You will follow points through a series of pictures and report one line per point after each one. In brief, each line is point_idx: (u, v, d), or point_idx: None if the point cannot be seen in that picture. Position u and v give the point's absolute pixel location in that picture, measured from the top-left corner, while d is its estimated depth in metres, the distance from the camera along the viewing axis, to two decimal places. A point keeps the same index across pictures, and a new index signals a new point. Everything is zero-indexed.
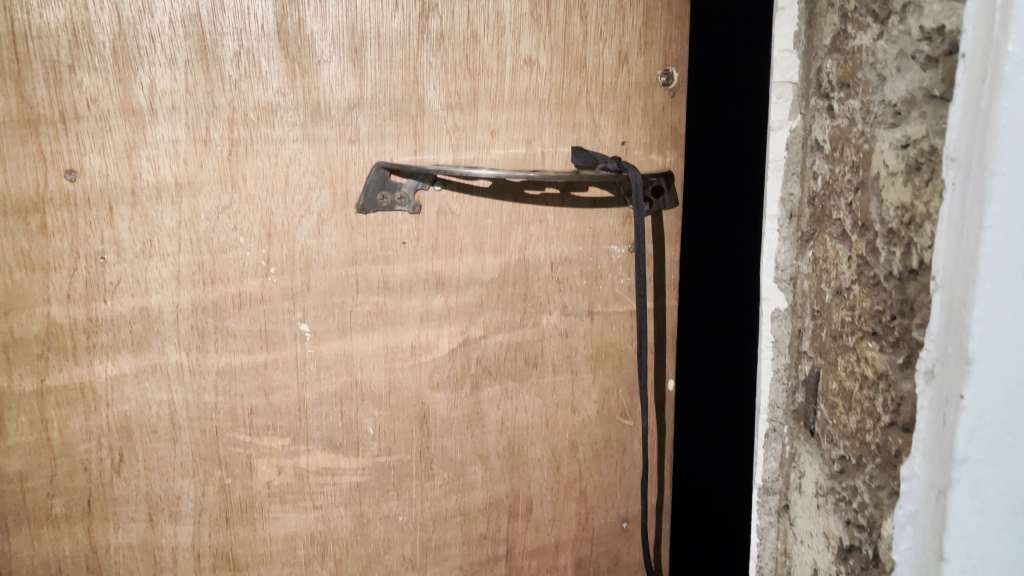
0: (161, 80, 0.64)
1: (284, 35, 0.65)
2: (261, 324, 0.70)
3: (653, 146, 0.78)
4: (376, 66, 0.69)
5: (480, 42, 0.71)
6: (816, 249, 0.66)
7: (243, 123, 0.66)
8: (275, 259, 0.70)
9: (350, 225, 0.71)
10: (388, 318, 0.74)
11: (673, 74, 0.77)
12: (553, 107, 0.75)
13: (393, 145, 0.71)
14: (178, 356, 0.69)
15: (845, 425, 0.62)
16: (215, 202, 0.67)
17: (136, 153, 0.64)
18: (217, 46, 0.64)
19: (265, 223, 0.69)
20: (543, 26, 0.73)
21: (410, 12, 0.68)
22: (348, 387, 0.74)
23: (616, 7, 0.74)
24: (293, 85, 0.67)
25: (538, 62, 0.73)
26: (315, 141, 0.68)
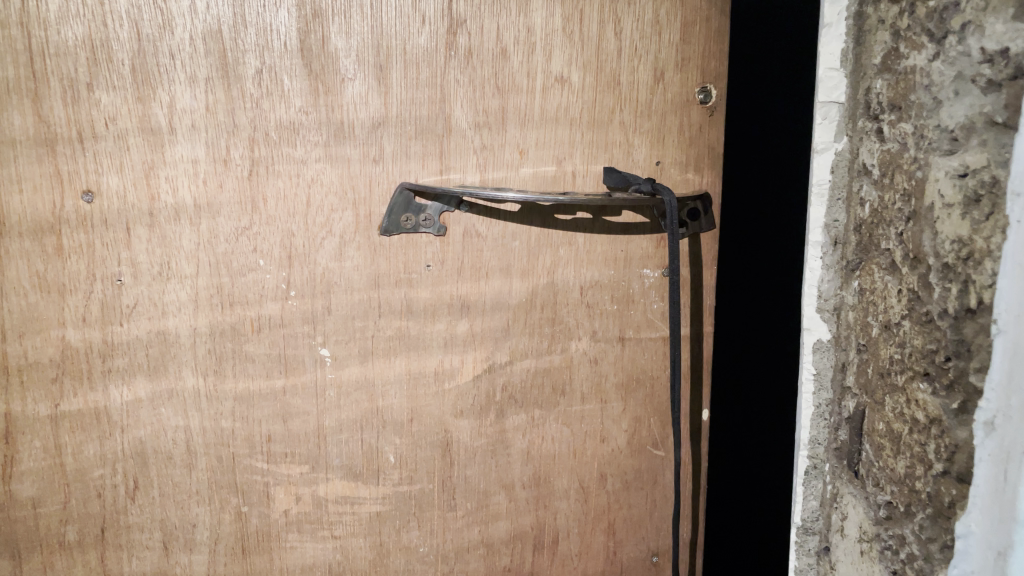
0: (181, 99, 0.62)
1: (307, 51, 0.63)
2: (280, 349, 0.68)
3: (689, 166, 0.75)
4: (402, 84, 0.66)
5: (510, 59, 0.69)
6: (863, 280, 0.63)
7: (265, 143, 0.64)
8: (296, 282, 0.67)
9: (373, 247, 0.69)
10: (411, 343, 0.72)
11: (712, 92, 0.74)
12: (585, 125, 0.72)
13: (419, 165, 0.68)
14: (195, 381, 0.67)
15: (893, 468, 0.59)
16: (235, 224, 0.65)
17: (154, 173, 0.62)
18: (239, 63, 0.62)
19: (286, 245, 0.67)
20: (576, 42, 0.70)
21: (437, 29, 0.66)
22: (369, 415, 0.72)
23: (652, 22, 0.71)
24: (316, 104, 0.65)
25: (570, 79, 0.70)
26: (338, 161, 0.66)
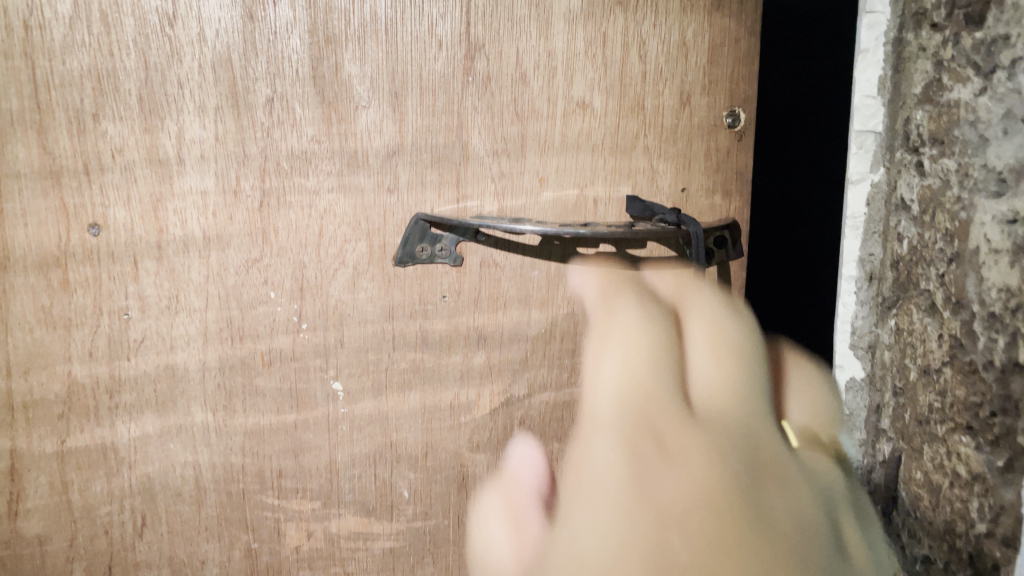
0: (189, 129, 0.60)
1: (319, 79, 0.61)
2: (291, 384, 0.66)
3: (715, 191, 0.72)
4: (417, 111, 0.64)
5: (530, 84, 0.66)
6: (900, 319, 0.60)
7: (276, 173, 0.62)
8: (308, 314, 0.65)
9: (387, 278, 0.66)
10: (426, 376, 0.69)
11: (740, 116, 0.71)
12: (607, 152, 0.69)
13: (435, 194, 0.66)
14: (204, 416, 0.65)
15: (931, 521, 0.56)
16: (245, 256, 0.63)
17: (162, 206, 0.61)
18: (249, 92, 0.60)
19: (298, 276, 0.64)
20: (599, 65, 0.67)
21: (454, 54, 0.64)
22: (382, 449, 0.70)
23: (678, 44, 0.68)
24: (329, 132, 0.62)
25: (592, 104, 0.68)
26: (351, 191, 0.64)
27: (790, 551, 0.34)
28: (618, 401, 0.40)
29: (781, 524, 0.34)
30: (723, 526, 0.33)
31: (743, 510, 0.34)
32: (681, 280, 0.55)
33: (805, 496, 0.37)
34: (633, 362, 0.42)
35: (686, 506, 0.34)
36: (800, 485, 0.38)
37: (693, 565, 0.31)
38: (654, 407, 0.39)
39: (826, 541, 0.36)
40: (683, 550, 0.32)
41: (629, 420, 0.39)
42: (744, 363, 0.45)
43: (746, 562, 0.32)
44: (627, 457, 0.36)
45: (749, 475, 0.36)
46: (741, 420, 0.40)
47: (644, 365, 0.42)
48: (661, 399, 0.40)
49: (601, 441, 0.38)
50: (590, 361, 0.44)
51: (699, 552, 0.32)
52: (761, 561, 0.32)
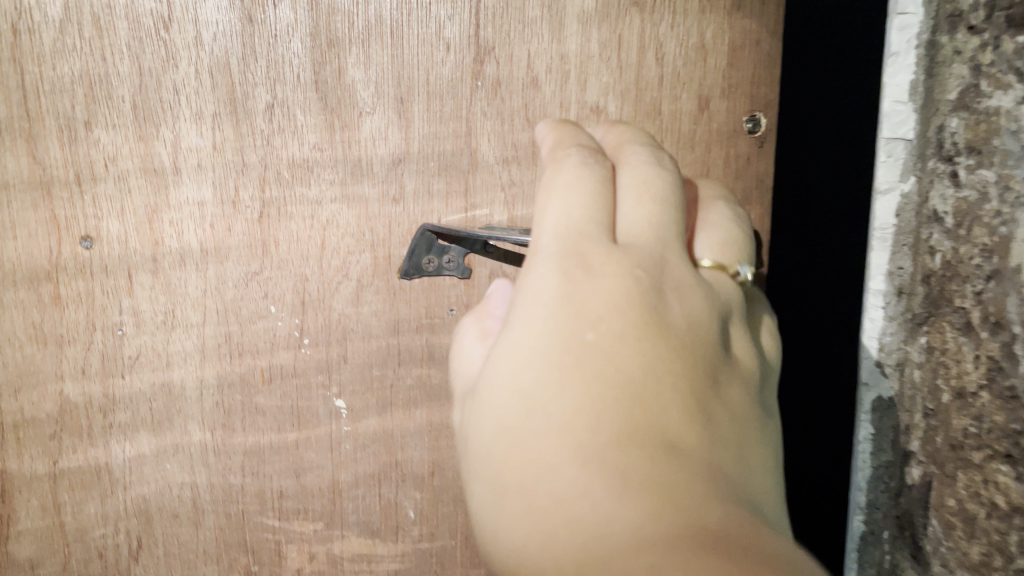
0: (185, 137, 0.57)
1: (322, 84, 0.59)
2: (292, 401, 0.64)
3: (735, 200, 0.69)
4: (424, 117, 0.61)
5: (542, 88, 0.63)
6: (931, 337, 0.56)
7: (276, 183, 0.59)
8: (309, 329, 0.63)
9: (392, 291, 0.64)
10: (433, 393, 0.66)
11: (761, 121, 0.68)
12: None
13: (442, 204, 0.63)
14: (202, 435, 0.62)
15: (967, 551, 0.53)
16: (244, 268, 0.60)
17: (158, 217, 0.58)
18: (248, 98, 0.57)
19: (299, 289, 0.62)
20: (614, 68, 0.64)
21: (463, 57, 0.61)
22: (387, 468, 0.67)
23: (697, 46, 0.65)
24: (332, 140, 0.60)
25: (607, 109, 0.65)
26: (355, 201, 0.61)
27: (682, 356, 0.41)
28: (568, 225, 0.44)
29: (672, 333, 0.42)
30: (627, 322, 0.41)
31: (641, 318, 0.41)
32: (619, 129, 0.53)
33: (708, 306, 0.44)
34: (574, 204, 0.45)
35: (591, 308, 0.42)
36: (707, 304, 0.44)
37: (585, 362, 0.40)
38: (585, 241, 0.44)
39: (713, 339, 0.43)
40: (594, 338, 0.41)
41: (574, 245, 0.44)
42: (668, 202, 0.47)
43: (628, 372, 0.40)
44: (564, 277, 0.43)
45: (651, 287, 0.43)
46: (657, 247, 0.45)
47: (589, 198, 0.45)
48: (592, 223, 0.44)
49: (541, 262, 0.44)
50: (542, 197, 0.47)
51: (591, 356, 0.40)
52: (641, 363, 0.40)
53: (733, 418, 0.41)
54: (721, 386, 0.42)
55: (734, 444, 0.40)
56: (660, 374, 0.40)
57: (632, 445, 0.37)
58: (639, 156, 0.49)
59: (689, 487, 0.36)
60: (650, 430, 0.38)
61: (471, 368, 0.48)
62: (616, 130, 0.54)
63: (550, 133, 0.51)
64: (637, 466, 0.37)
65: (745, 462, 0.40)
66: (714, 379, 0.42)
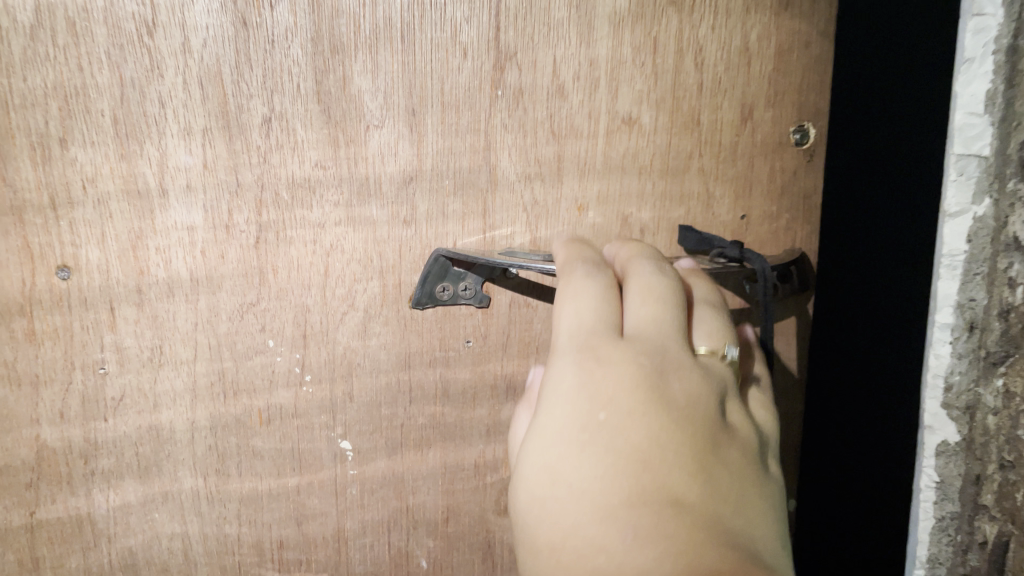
0: (173, 154, 0.51)
1: (324, 95, 0.52)
2: (293, 443, 0.58)
3: (779, 218, 0.64)
4: (439, 131, 0.55)
5: (569, 98, 0.57)
6: (1016, 382, 0.50)
7: (275, 205, 0.53)
8: (311, 364, 0.57)
9: (402, 322, 0.58)
10: (447, 432, 0.61)
11: (809, 131, 0.62)
12: (657, 174, 0.60)
13: (458, 226, 0.57)
14: (194, 482, 0.57)
15: None
16: (239, 299, 0.54)
17: (142, 244, 0.52)
18: (243, 110, 0.51)
19: (300, 321, 0.56)
20: (648, 74, 0.58)
21: (482, 64, 0.55)
22: (397, 514, 0.62)
23: (740, 50, 0.59)
24: (336, 156, 0.54)
25: (640, 120, 0.59)
26: (361, 224, 0.55)
27: (683, 425, 0.45)
28: (582, 330, 0.50)
29: (675, 410, 0.45)
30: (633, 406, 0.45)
31: (645, 396, 0.46)
32: (629, 245, 0.57)
33: (705, 385, 0.48)
34: (584, 307, 0.50)
35: (605, 390, 0.46)
36: (705, 380, 0.48)
37: (600, 442, 0.45)
38: (593, 336, 0.49)
39: (715, 417, 0.47)
40: (606, 418, 0.45)
41: (587, 343, 0.48)
42: (671, 297, 0.52)
43: (636, 443, 0.44)
44: (580, 372, 0.47)
45: (654, 371, 0.47)
46: (660, 338, 0.49)
47: (598, 308, 0.50)
48: (603, 326, 0.50)
49: (561, 359, 0.49)
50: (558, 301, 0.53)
51: (605, 435, 0.45)
52: (645, 436, 0.44)
53: (735, 470, 0.45)
54: (721, 444, 0.46)
55: (736, 500, 0.44)
56: (665, 445, 0.44)
57: (640, 508, 0.42)
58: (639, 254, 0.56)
59: (693, 546, 0.40)
60: (655, 491, 0.42)
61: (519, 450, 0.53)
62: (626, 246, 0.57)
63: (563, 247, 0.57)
64: (647, 525, 0.41)
65: (743, 511, 0.44)
66: (715, 441, 0.46)
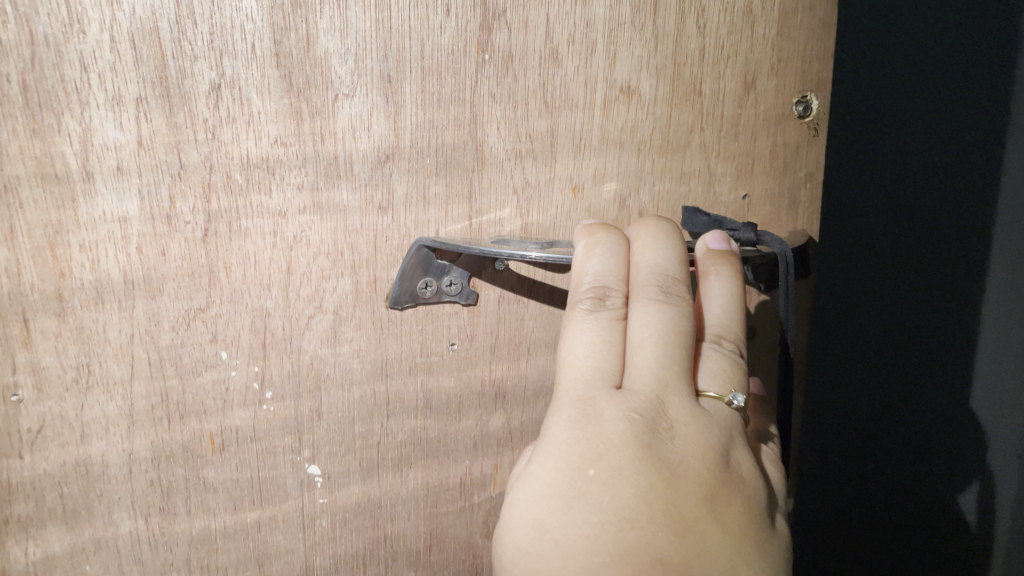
0: (101, 129, 0.42)
1: (284, 58, 0.44)
2: (252, 472, 0.50)
3: (781, 198, 0.59)
4: (418, 101, 0.47)
5: (563, 63, 0.50)
6: None
7: (227, 190, 0.45)
8: (272, 379, 0.48)
9: (379, 324, 0.50)
10: (429, 449, 0.54)
11: (812, 103, 0.57)
12: (657, 151, 0.54)
13: (441, 212, 0.50)
14: (132, 526, 0.47)
15: None
16: (185, 304, 0.45)
17: (62, 241, 0.42)
18: (186, 76, 0.42)
19: (258, 329, 0.47)
20: (648, 39, 0.52)
21: (467, 22, 0.47)
22: (375, 545, 0.54)
23: (743, 12, 0.54)
24: (299, 132, 0.45)
25: (640, 90, 0.53)
26: (330, 210, 0.47)
27: (675, 483, 0.43)
28: (578, 379, 0.45)
29: (667, 465, 0.43)
30: (625, 461, 0.43)
31: (637, 450, 0.43)
32: (642, 233, 0.48)
33: (708, 433, 0.44)
34: (582, 347, 0.45)
35: (597, 444, 0.43)
36: (708, 428, 0.44)
37: (590, 500, 0.43)
38: (588, 382, 0.45)
39: (716, 466, 0.44)
40: (594, 473, 0.43)
41: (581, 396, 0.45)
42: (679, 330, 0.45)
43: (623, 502, 0.42)
44: (572, 427, 0.44)
45: (648, 429, 0.43)
46: (661, 381, 0.44)
47: (596, 352, 0.45)
48: (599, 373, 0.45)
49: (556, 406, 0.45)
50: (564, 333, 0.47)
51: (592, 492, 0.43)
52: (635, 491, 0.42)
53: (731, 532, 0.43)
54: (718, 499, 0.43)
55: (728, 557, 0.42)
56: (654, 504, 0.42)
57: (624, 566, 0.41)
58: (649, 255, 0.47)
59: None
60: (640, 551, 0.41)
61: (519, 466, 0.49)
62: (642, 239, 0.48)
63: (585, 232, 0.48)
64: None
65: (735, 567, 0.42)
66: (712, 497, 0.43)
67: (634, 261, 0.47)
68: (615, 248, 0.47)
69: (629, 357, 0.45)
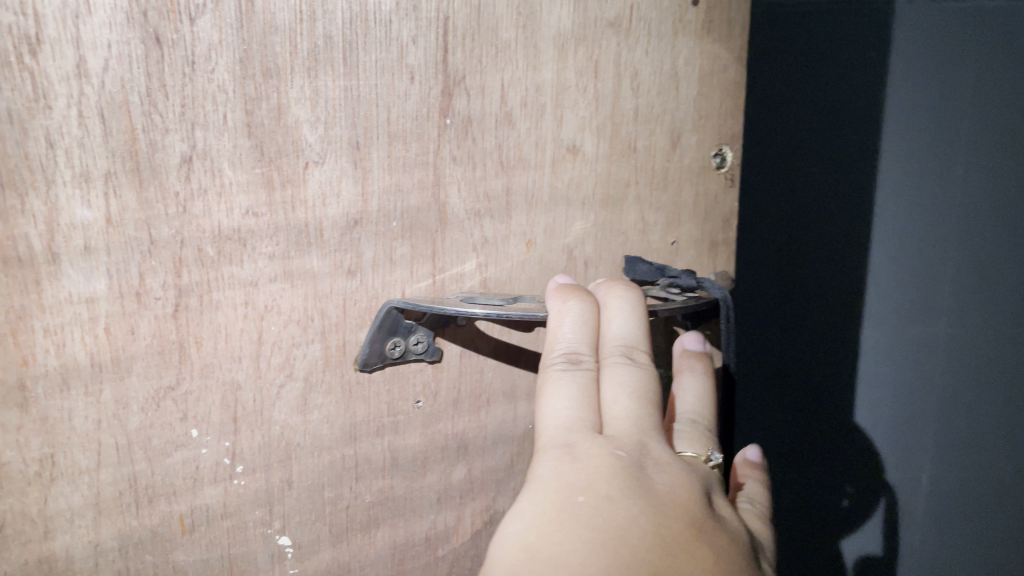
0: (69, 208, 0.40)
1: (256, 127, 0.43)
2: (222, 550, 0.48)
3: (704, 243, 0.62)
4: (385, 166, 0.48)
5: (516, 126, 0.52)
6: None
7: (198, 264, 0.43)
8: (243, 452, 0.47)
9: (347, 388, 0.50)
10: (396, 507, 0.54)
11: (727, 155, 0.61)
12: (598, 205, 0.57)
13: (406, 272, 0.50)
14: None
15: None
16: (154, 383, 0.44)
17: (26, 327, 0.40)
18: (157, 149, 0.41)
19: (229, 402, 0.46)
20: (590, 100, 0.55)
21: (430, 89, 0.48)
22: None
23: (670, 73, 0.57)
24: (270, 201, 0.45)
25: (583, 148, 0.55)
26: (301, 278, 0.47)
27: (662, 511, 0.46)
28: (560, 426, 0.49)
29: (654, 496, 0.47)
30: (616, 490, 0.46)
31: (626, 482, 0.47)
32: (610, 298, 0.52)
33: (688, 474, 0.49)
34: (562, 398, 0.49)
35: (587, 476, 0.46)
36: (688, 470, 0.49)
37: (582, 523, 0.45)
38: (572, 430, 0.48)
39: (698, 500, 0.48)
40: (586, 500, 0.46)
41: (565, 440, 0.48)
42: (651, 386, 0.51)
43: (616, 524, 0.45)
44: (560, 464, 0.47)
45: (635, 465, 0.48)
46: (640, 430, 0.49)
47: (574, 402, 0.49)
48: (581, 421, 0.49)
49: (542, 453, 0.48)
50: (542, 388, 0.50)
51: (585, 517, 0.45)
52: (627, 515, 0.45)
53: (718, 557, 0.45)
54: (703, 528, 0.47)
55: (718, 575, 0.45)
56: (646, 526, 0.45)
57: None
58: (617, 321, 0.51)
59: None
60: (636, 564, 0.43)
61: None
62: (611, 305, 0.52)
63: (558, 293, 0.51)
64: None
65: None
66: (697, 524, 0.47)
67: (604, 327, 0.51)
68: (586, 312, 0.50)
69: (605, 411, 0.50)
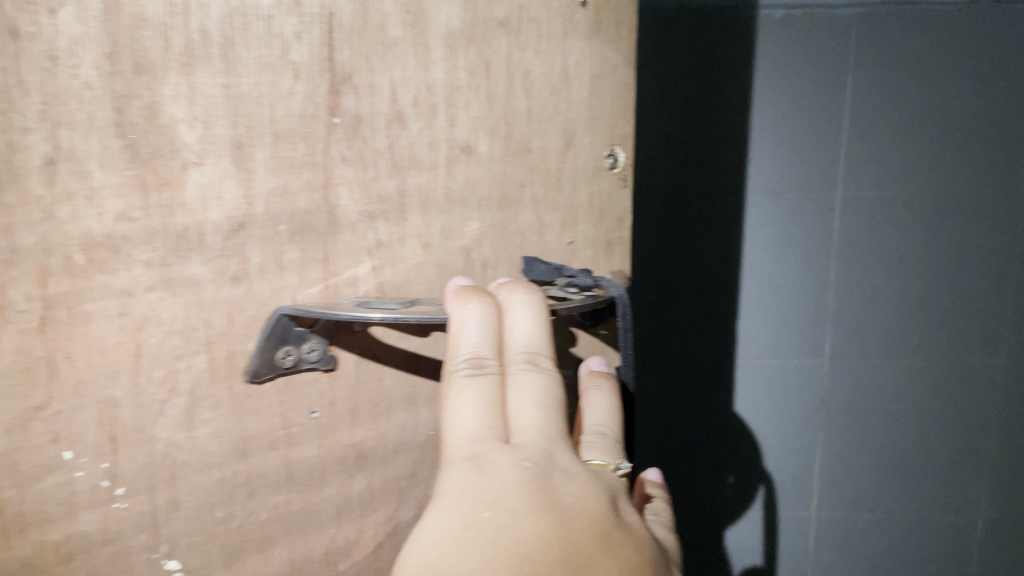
0: None
1: (127, 127, 0.41)
2: None
3: (600, 243, 0.63)
4: (269, 167, 0.46)
5: (408, 126, 0.51)
6: None
7: (67, 273, 0.40)
8: (123, 474, 0.44)
9: (237, 401, 0.48)
10: (294, 523, 0.52)
11: (620, 156, 0.63)
12: (495, 206, 0.57)
13: (296, 277, 0.49)
14: None
15: None
16: (21, 403, 0.40)
17: None
18: (16, 149, 0.38)
19: (105, 421, 0.43)
20: (483, 100, 0.54)
21: (316, 87, 0.47)
22: None
23: (562, 75, 0.58)
24: (145, 205, 0.42)
25: (477, 148, 0.55)
26: (182, 286, 0.44)
27: (568, 525, 0.46)
28: (466, 437, 0.48)
29: (560, 509, 0.46)
30: (523, 505, 0.45)
31: (531, 496, 0.46)
32: (511, 300, 0.51)
33: (593, 486, 0.49)
34: (468, 408, 0.48)
35: (492, 490, 0.46)
36: (593, 485, 0.49)
37: (485, 538, 0.44)
38: (478, 441, 0.48)
39: (603, 516, 0.47)
40: (491, 515, 0.45)
41: (471, 452, 0.48)
42: (553, 395, 0.51)
43: (522, 539, 0.44)
44: (466, 477, 0.47)
45: (540, 476, 0.47)
46: (545, 440, 0.49)
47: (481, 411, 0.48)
48: (486, 432, 0.48)
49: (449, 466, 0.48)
50: (446, 394, 0.49)
51: (488, 531, 0.44)
52: (532, 529, 0.44)
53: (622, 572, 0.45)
54: (608, 543, 0.46)
55: None
56: (552, 540, 0.44)
57: None
58: (518, 326, 0.51)
59: None
60: None
61: None
62: (513, 308, 0.51)
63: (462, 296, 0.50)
64: None
65: None
66: (604, 538, 0.46)
67: (506, 331, 0.51)
68: (488, 315, 0.49)
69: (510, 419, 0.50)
